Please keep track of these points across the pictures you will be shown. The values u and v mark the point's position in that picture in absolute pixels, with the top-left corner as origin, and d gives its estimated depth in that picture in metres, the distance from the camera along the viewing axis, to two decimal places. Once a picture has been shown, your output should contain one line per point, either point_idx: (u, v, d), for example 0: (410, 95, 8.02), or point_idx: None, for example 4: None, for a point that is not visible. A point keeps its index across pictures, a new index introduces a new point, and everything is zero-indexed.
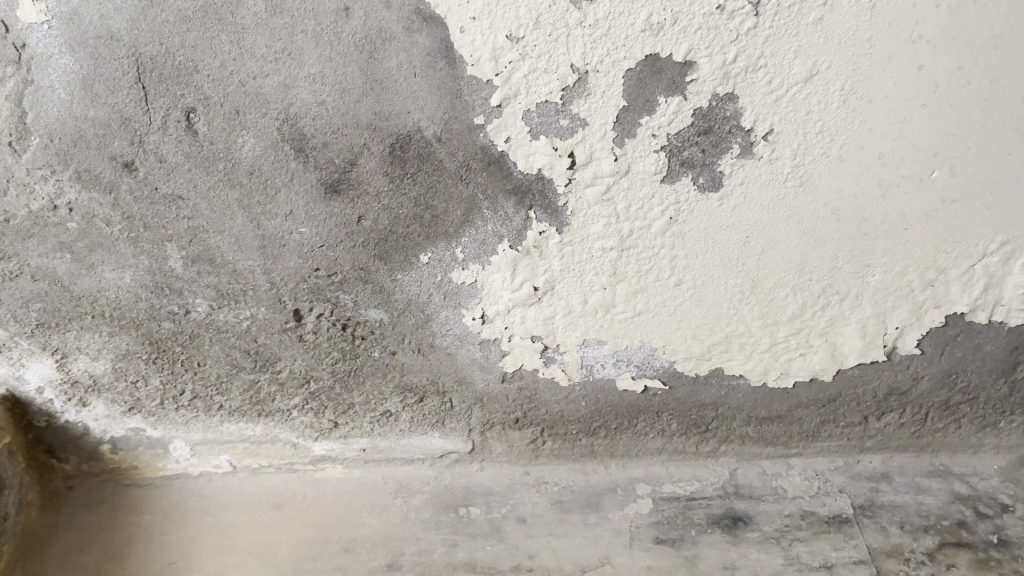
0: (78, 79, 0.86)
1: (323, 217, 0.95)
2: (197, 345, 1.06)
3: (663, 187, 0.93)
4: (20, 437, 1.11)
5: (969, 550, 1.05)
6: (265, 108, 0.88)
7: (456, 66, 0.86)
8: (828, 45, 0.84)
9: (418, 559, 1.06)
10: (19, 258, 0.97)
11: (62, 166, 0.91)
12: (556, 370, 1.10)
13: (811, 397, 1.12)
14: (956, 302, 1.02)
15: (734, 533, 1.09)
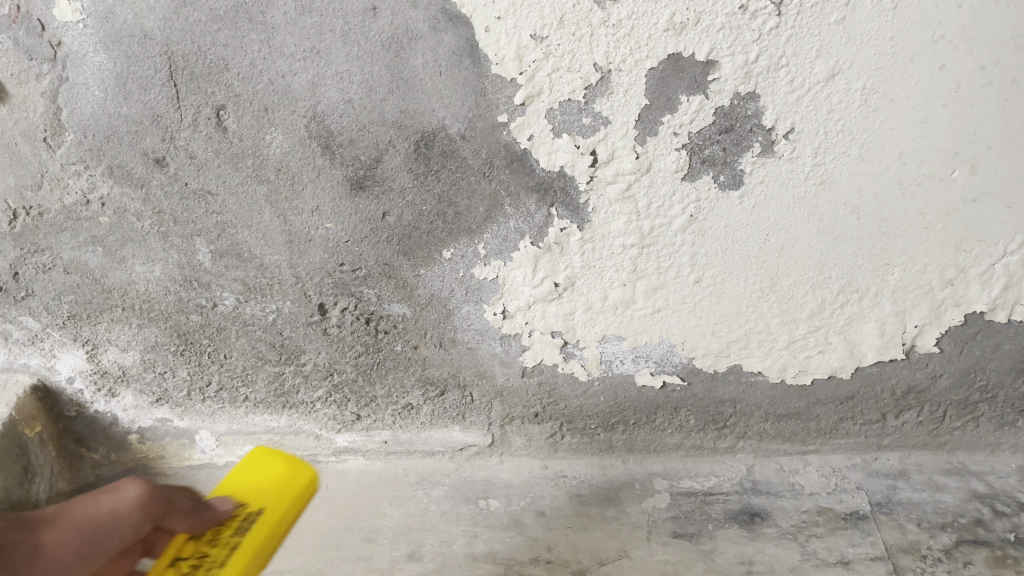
0: (112, 76, 0.88)
1: (349, 213, 0.97)
2: (224, 337, 1.10)
3: (684, 185, 0.94)
4: (51, 427, 1.17)
5: (986, 548, 1.05)
6: (294, 106, 0.90)
7: (481, 65, 0.86)
8: (850, 44, 0.84)
9: (439, 550, 1.08)
10: (52, 252, 1.01)
11: (95, 162, 0.94)
12: (575, 365, 1.11)
13: (829, 394, 1.13)
14: (976, 301, 1.02)
15: (751, 528, 1.10)
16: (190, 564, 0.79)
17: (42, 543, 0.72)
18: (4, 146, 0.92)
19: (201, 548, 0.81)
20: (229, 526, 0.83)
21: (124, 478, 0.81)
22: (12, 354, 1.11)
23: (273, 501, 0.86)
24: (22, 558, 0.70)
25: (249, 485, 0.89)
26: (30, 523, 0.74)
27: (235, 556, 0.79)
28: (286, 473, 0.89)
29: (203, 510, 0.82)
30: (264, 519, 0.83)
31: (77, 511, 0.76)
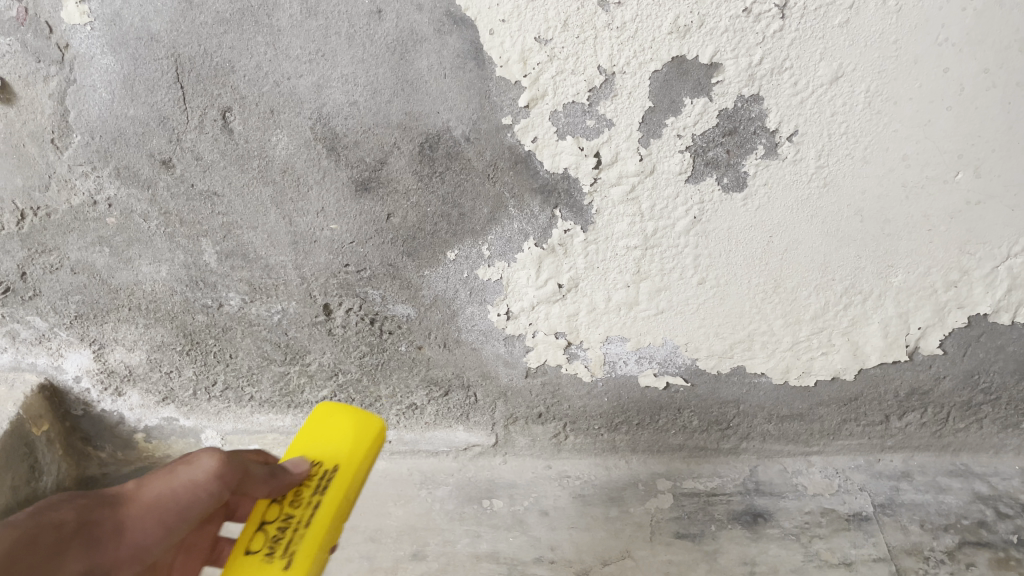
0: (119, 79, 0.88)
1: (354, 214, 0.98)
2: (229, 337, 1.11)
3: (688, 187, 0.94)
4: (58, 425, 1.19)
5: (989, 550, 1.05)
6: (299, 108, 0.90)
7: (485, 68, 0.87)
8: (854, 47, 0.84)
9: (443, 549, 1.11)
10: (60, 252, 1.02)
11: (102, 163, 0.94)
12: (579, 366, 1.11)
13: (833, 395, 1.13)
14: (979, 303, 1.02)
15: (754, 529, 1.10)
16: (276, 529, 0.76)
17: (125, 517, 0.74)
18: (12, 147, 0.93)
19: (284, 510, 0.77)
20: (305, 485, 0.79)
21: (205, 449, 0.80)
22: (20, 354, 1.13)
23: (347, 451, 0.80)
24: (106, 535, 0.73)
25: (319, 439, 0.82)
26: (116, 498, 0.77)
27: (317, 521, 0.76)
28: (354, 423, 0.83)
29: (280, 475, 0.78)
30: (341, 475, 0.79)
31: (153, 485, 0.76)
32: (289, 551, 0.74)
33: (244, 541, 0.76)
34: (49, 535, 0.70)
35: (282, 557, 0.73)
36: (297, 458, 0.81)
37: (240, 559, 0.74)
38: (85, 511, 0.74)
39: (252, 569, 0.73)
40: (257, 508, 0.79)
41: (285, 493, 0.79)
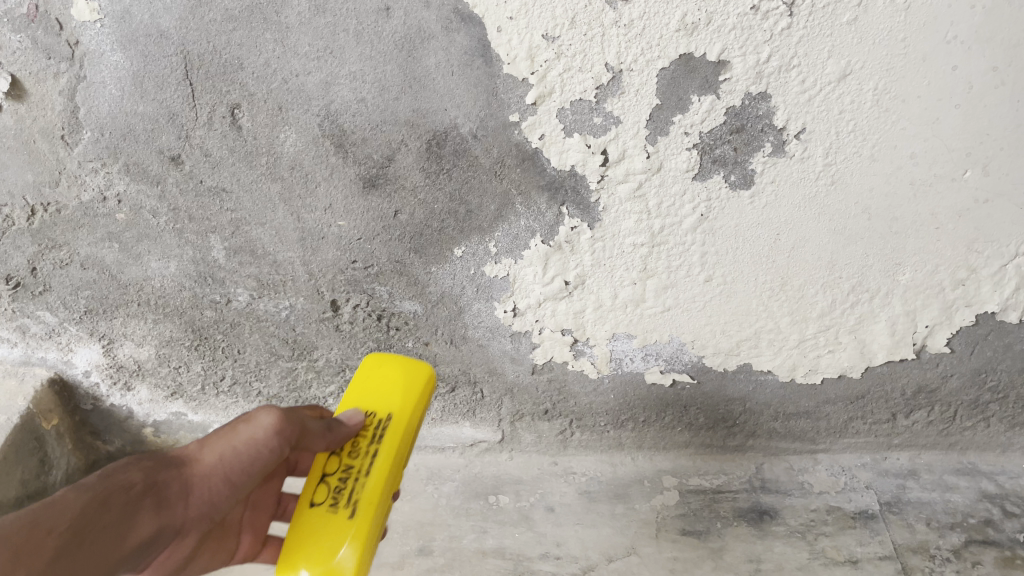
0: (128, 75, 0.88)
1: (361, 211, 0.98)
2: (237, 333, 1.12)
3: (695, 184, 0.94)
4: (68, 419, 1.20)
5: (995, 548, 1.05)
6: (308, 104, 0.90)
7: (493, 65, 0.87)
8: (862, 45, 0.84)
9: (449, 544, 1.12)
10: (70, 248, 1.03)
11: (112, 159, 0.95)
12: (585, 363, 1.12)
13: (839, 393, 1.13)
14: (987, 301, 1.01)
15: (760, 527, 1.10)
16: (338, 479, 0.82)
17: (192, 476, 0.77)
18: (23, 143, 0.93)
19: (344, 461, 0.83)
20: (362, 436, 0.84)
21: (260, 407, 0.83)
22: (30, 349, 1.13)
23: (398, 402, 0.86)
24: (175, 496, 0.76)
25: (370, 393, 0.88)
26: (180, 460, 0.79)
27: (376, 469, 0.81)
28: (403, 375, 0.88)
29: (335, 427, 0.82)
30: (394, 424, 0.84)
31: (215, 445, 0.79)
32: (353, 499, 0.80)
33: (309, 493, 0.82)
34: (120, 497, 0.73)
35: (347, 505, 0.79)
36: (351, 412, 0.86)
37: (308, 510, 0.81)
38: (152, 473, 0.77)
39: (320, 518, 0.79)
40: (319, 461, 0.85)
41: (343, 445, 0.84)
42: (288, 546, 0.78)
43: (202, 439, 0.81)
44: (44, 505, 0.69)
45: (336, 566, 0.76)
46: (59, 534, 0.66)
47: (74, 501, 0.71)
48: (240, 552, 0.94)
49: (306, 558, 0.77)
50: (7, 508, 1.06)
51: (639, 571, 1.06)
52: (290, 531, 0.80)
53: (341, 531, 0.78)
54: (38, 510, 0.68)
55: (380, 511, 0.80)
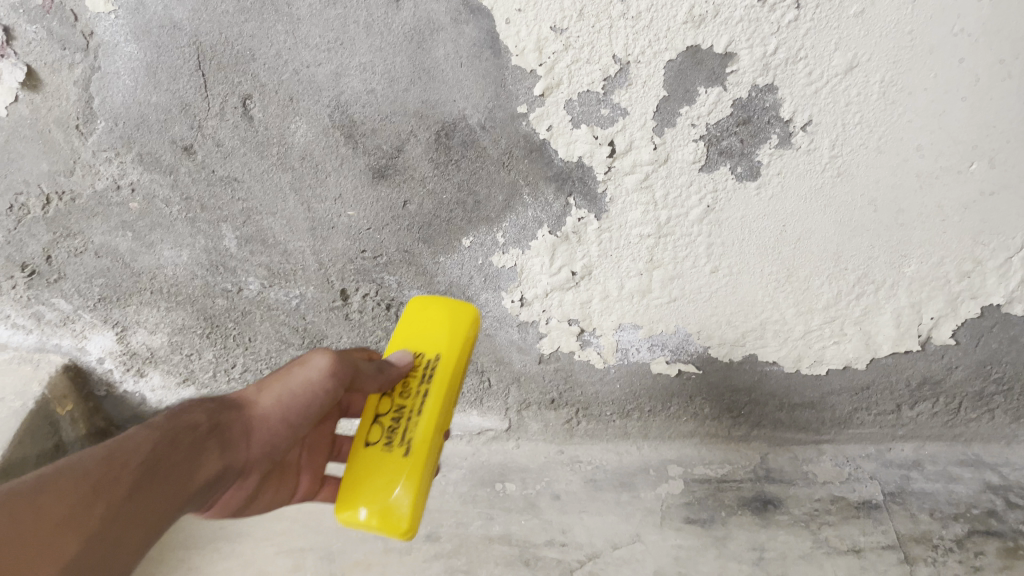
0: (142, 66, 0.89)
1: (371, 201, 1.00)
2: (249, 321, 1.13)
3: (701, 176, 0.95)
4: (82, 404, 1.22)
5: (998, 539, 1.05)
6: (318, 95, 0.91)
7: (501, 57, 0.87)
8: (869, 37, 0.84)
9: (456, 531, 1.13)
10: (84, 236, 1.04)
11: (125, 149, 0.96)
12: (591, 353, 1.13)
13: (844, 384, 1.14)
14: (992, 293, 1.02)
15: (764, 516, 1.11)
16: (391, 419, 0.82)
17: (253, 416, 0.75)
18: (38, 133, 0.95)
19: (396, 401, 0.83)
20: (411, 377, 0.84)
21: (311, 351, 0.82)
22: (45, 335, 1.15)
23: (446, 341, 0.86)
24: (237, 437, 0.73)
25: (417, 334, 0.87)
26: (237, 403, 0.76)
27: (428, 409, 0.81)
28: (449, 314, 0.88)
29: (386, 368, 0.82)
30: (443, 364, 0.84)
31: (271, 388, 0.77)
32: (406, 438, 0.80)
33: (363, 434, 0.83)
34: (189, 435, 0.69)
35: (401, 444, 0.80)
36: (399, 353, 0.86)
37: (363, 450, 0.81)
38: (214, 413, 0.74)
39: (376, 458, 0.80)
40: (371, 403, 0.85)
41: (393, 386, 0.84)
42: (346, 487, 0.79)
43: (257, 382, 0.79)
44: (113, 443, 0.64)
45: (393, 505, 0.77)
46: (136, 470, 0.62)
47: (142, 438, 0.66)
48: (299, 494, 0.92)
49: (364, 497, 0.78)
50: None
51: (643, 558, 1.07)
52: (347, 471, 0.81)
53: (397, 469, 0.78)
54: (109, 448, 0.63)
55: (433, 449, 0.81)
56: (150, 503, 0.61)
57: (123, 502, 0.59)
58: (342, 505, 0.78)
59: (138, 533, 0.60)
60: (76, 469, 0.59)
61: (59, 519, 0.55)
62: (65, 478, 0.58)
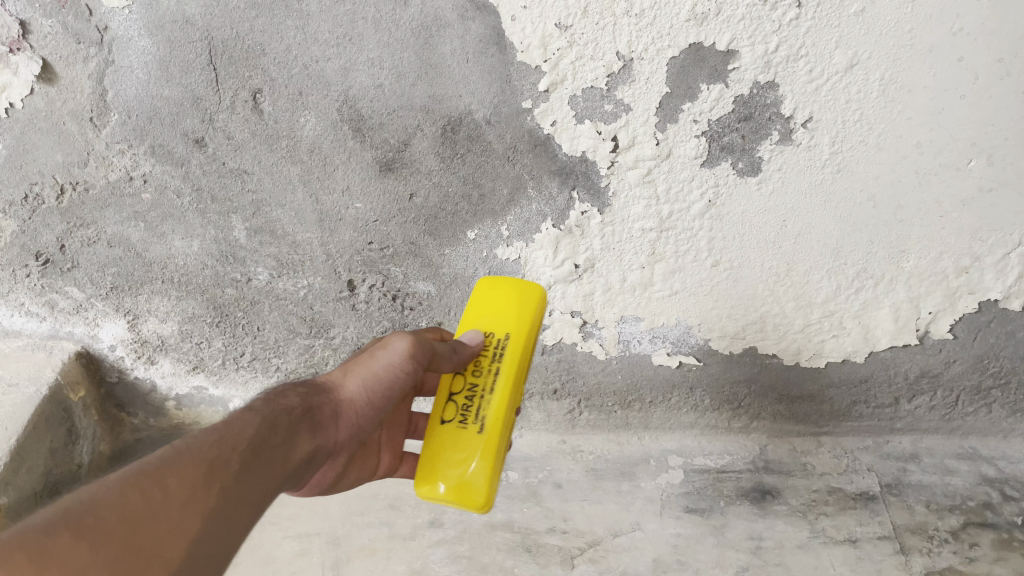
0: (155, 60, 0.91)
1: (378, 194, 1.01)
2: (257, 310, 1.16)
3: (703, 171, 0.96)
4: (94, 391, 1.25)
5: (993, 531, 1.07)
6: (327, 89, 0.93)
7: (507, 53, 0.89)
8: (869, 36, 0.85)
9: (459, 517, 1.15)
10: (97, 226, 1.07)
11: (138, 141, 0.98)
12: (593, 344, 1.15)
13: (843, 377, 1.15)
14: (990, 289, 1.03)
15: (763, 506, 1.13)
16: (464, 397, 0.85)
17: (341, 400, 0.76)
18: (53, 125, 0.97)
19: (469, 379, 0.86)
20: (482, 356, 0.87)
21: (390, 334, 0.83)
22: (58, 323, 1.17)
23: (515, 321, 0.88)
24: (327, 419, 0.73)
25: (484, 314, 0.90)
26: (325, 386, 0.77)
27: (500, 388, 0.84)
28: (516, 294, 0.90)
29: (460, 348, 0.84)
30: (513, 344, 0.87)
31: (357, 371, 0.78)
32: (480, 416, 0.83)
33: (438, 412, 0.86)
34: (285, 418, 0.69)
35: (476, 421, 0.83)
36: (469, 332, 0.88)
37: (439, 427, 0.84)
38: (305, 396, 0.73)
39: (452, 435, 0.83)
40: (442, 380, 0.88)
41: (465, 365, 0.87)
42: (424, 462, 0.83)
43: (342, 366, 0.80)
44: (221, 423, 0.64)
45: (471, 480, 0.80)
46: (245, 449, 0.62)
47: (247, 420, 0.66)
48: (380, 472, 0.95)
49: (443, 473, 0.81)
50: (37, 475, 1.09)
51: (643, 545, 1.09)
52: (423, 447, 0.84)
53: (474, 446, 0.82)
54: (220, 427, 0.63)
55: (505, 426, 0.84)
56: (259, 482, 0.62)
57: (237, 479, 0.60)
58: (421, 481, 0.82)
59: (252, 508, 0.60)
60: (195, 445, 0.60)
61: (186, 497, 0.55)
62: (185, 455, 0.58)
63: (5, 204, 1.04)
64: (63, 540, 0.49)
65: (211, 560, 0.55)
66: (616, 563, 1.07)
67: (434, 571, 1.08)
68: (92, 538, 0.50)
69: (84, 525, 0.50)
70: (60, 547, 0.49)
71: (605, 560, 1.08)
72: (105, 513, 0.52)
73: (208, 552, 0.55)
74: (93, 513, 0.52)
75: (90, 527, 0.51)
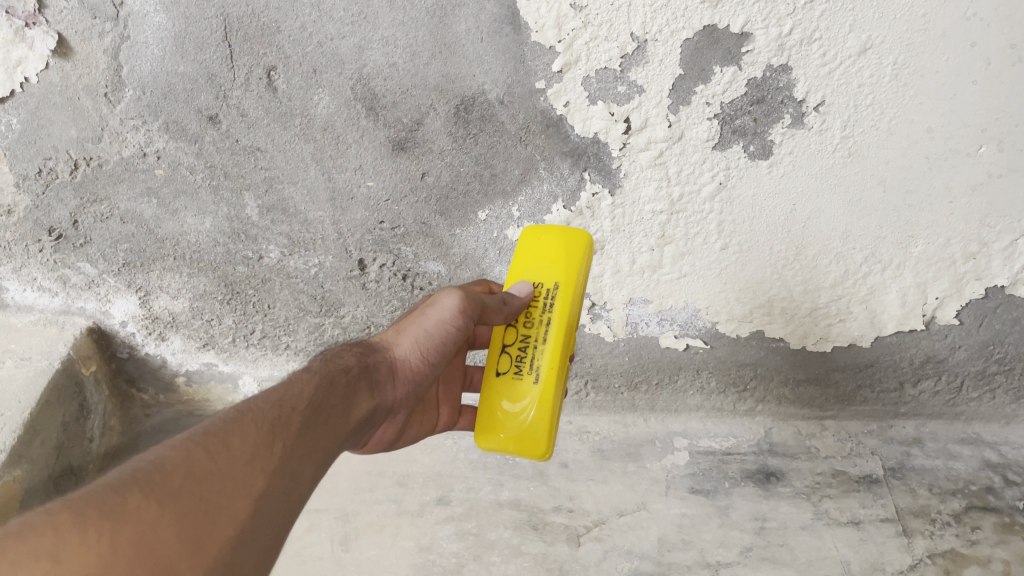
0: (170, 36, 0.92)
1: (391, 172, 1.02)
2: (268, 288, 1.16)
3: (714, 154, 0.96)
4: (105, 366, 1.25)
5: (995, 515, 1.08)
6: (341, 68, 0.94)
7: (521, 32, 0.89)
8: (883, 20, 0.85)
9: (467, 495, 1.16)
10: (110, 202, 1.07)
11: (152, 118, 0.99)
12: (602, 326, 1.16)
13: (848, 361, 1.16)
14: (997, 275, 1.03)
15: (767, 487, 1.14)
16: (518, 350, 0.90)
17: (395, 357, 0.84)
18: (67, 100, 0.97)
19: (521, 331, 0.90)
20: (532, 306, 0.90)
21: (441, 290, 0.89)
22: (70, 298, 1.18)
23: (563, 270, 0.91)
24: (385, 378, 0.82)
25: (532, 261, 0.92)
26: (380, 346, 0.86)
27: (552, 338, 0.89)
28: (564, 242, 0.92)
29: (510, 300, 0.87)
30: (563, 294, 0.90)
31: (408, 331, 0.86)
32: (535, 367, 0.89)
33: (493, 363, 0.91)
34: (344, 378, 0.78)
35: (532, 374, 0.89)
36: (518, 282, 0.91)
37: (496, 380, 0.91)
38: (362, 357, 0.83)
39: (509, 387, 0.90)
40: (495, 329, 0.92)
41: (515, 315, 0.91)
42: (484, 414, 0.91)
43: (395, 327, 0.89)
44: (281, 388, 0.72)
45: (532, 430, 0.88)
46: (302, 414, 0.69)
47: (306, 384, 0.74)
48: (441, 423, 1.04)
49: (502, 427, 0.89)
50: (49, 448, 1.10)
51: (648, 525, 1.11)
52: (483, 399, 0.91)
53: (530, 400, 0.89)
54: (280, 392, 0.71)
55: (559, 375, 0.90)
56: (315, 443, 0.68)
57: (295, 441, 0.66)
58: (482, 433, 0.90)
59: (308, 471, 0.66)
60: (255, 412, 0.66)
61: (247, 458, 0.61)
62: (245, 421, 0.64)
63: (19, 178, 1.04)
64: (135, 496, 0.53)
65: (269, 518, 0.60)
66: (621, 542, 1.09)
67: (441, 548, 1.09)
68: (162, 494, 0.55)
69: (154, 482, 0.55)
70: (136, 501, 0.53)
71: (610, 539, 1.09)
72: (174, 471, 0.56)
73: (266, 509, 0.60)
74: (162, 472, 0.56)
75: (160, 485, 0.55)
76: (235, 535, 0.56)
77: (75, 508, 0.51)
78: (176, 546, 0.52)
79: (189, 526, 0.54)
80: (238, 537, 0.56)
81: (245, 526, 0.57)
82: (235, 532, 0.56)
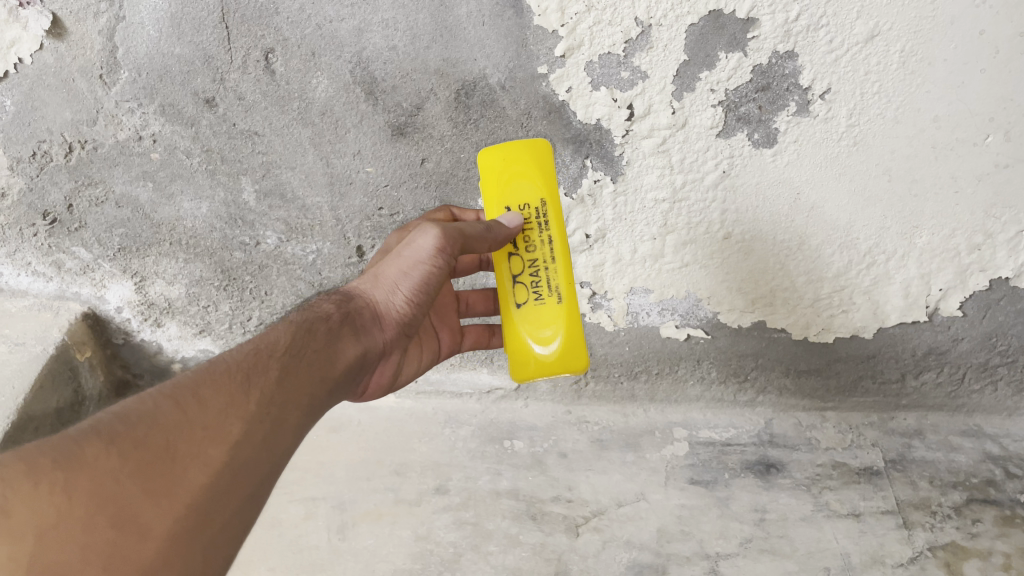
0: (167, 17, 0.90)
1: (390, 158, 1.01)
2: (265, 274, 1.15)
3: (719, 142, 0.95)
4: (100, 351, 1.24)
5: (995, 508, 1.07)
6: (340, 51, 0.92)
7: (523, 16, 0.88)
8: (891, 6, 0.83)
9: (464, 484, 1.15)
10: (105, 185, 1.06)
11: (148, 100, 0.97)
12: (602, 315, 1.16)
13: (850, 352, 1.15)
14: (1001, 267, 1.02)
15: (767, 478, 1.14)
16: (529, 276, 0.90)
17: (378, 302, 0.85)
18: (62, 81, 0.96)
19: (527, 258, 0.90)
20: (529, 229, 0.89)
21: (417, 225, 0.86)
22: (66, 283, 1.17)
23: (544, 185, 0.89)
24: (369, 323, 0.84)
25: (508, 183, 0.89)
26: (360, 289, 0.87)
27: (559, 254, 0.90)
28: (534, 156, 0.89)
29: (492, 228, 0.85)
30: (553, 208, 0.89)
31: (388, 274, 0.86)
32: (553, 287, 0.90)
33: (507, 296, 0.91)
34: (324, 325, 0.80)
35: (553, 294, 0.90)
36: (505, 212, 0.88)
37: (517, 312, 0.90)
38: (342, 304, 0.84)
39: (535, 313, 0.90)
40: (496, 262, 0.91)
41: (515, 241, 0.90)
42: (517, 349, 0.91)
43: (376, 268, 0.88)
44: (258, 338, 0.76)
45: (574, 344, 0.90)
46: (279, 364, 0.72)
47: (284, 334, 0.77)
48: (444, 350, 1.05)
49: (541, 355, 0.90)
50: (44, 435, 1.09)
51: (646, 516, 1.10)
52: (510, 333, 0.91)
53: (560, 321, 0.90)
54: (256, 342, 0.75)
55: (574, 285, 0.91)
56: (297, 388, 0.71)
57: (274, 387, 0.70)
58: (517, 367, 0.91)
59: (290, 419, 0.69)
60: (229, 363, 0.70)
61: (220, 407, 0.65)
62: (218, 372, 0.69)
63: (13, 160, 1.03)
64: (94, 446, 0.59)
65: (247, 462, 0.63)
66: (619, 532, 1.07)
67: (439, 537, 1.08)
68: (123, 443, 0.60)
69: (115, 433, 0.60)
70: (93, 453, 0.59)
71: (608, 529, 1.08)
72: (138, 423, 0.61)
73: (242, 455, 0.63)
74: (126, 423, 0.61)
75: (123, 435, 0.60)
76: (207, 483, 0.60)
77: (32, 458, 0.58)
78: (136, 494, 0.57)
79: (152, 476, 0.59)
80: (211, 485, 0.60)
81: (219, 474, 0.61)
82: (207, 480, 0.60)
